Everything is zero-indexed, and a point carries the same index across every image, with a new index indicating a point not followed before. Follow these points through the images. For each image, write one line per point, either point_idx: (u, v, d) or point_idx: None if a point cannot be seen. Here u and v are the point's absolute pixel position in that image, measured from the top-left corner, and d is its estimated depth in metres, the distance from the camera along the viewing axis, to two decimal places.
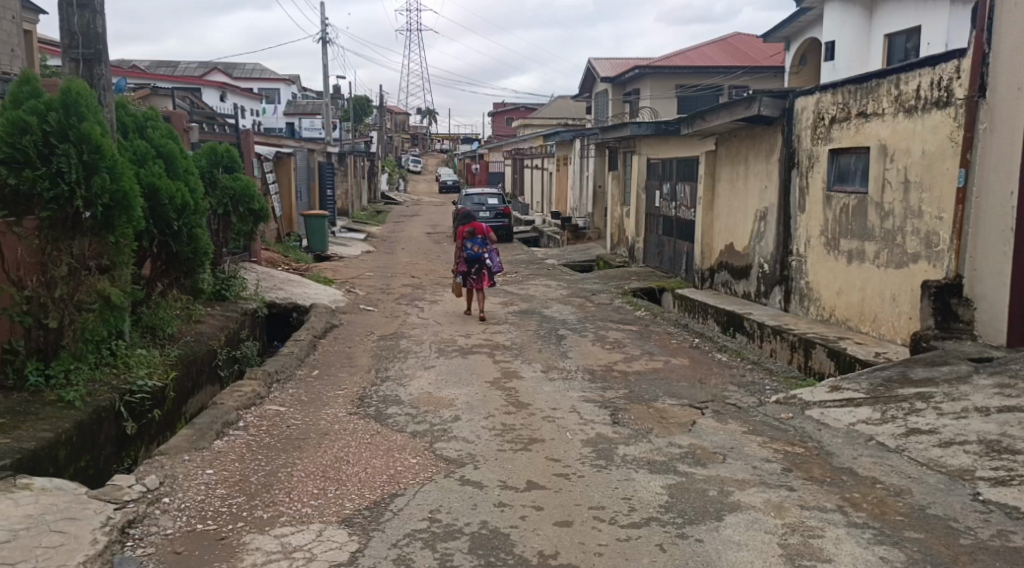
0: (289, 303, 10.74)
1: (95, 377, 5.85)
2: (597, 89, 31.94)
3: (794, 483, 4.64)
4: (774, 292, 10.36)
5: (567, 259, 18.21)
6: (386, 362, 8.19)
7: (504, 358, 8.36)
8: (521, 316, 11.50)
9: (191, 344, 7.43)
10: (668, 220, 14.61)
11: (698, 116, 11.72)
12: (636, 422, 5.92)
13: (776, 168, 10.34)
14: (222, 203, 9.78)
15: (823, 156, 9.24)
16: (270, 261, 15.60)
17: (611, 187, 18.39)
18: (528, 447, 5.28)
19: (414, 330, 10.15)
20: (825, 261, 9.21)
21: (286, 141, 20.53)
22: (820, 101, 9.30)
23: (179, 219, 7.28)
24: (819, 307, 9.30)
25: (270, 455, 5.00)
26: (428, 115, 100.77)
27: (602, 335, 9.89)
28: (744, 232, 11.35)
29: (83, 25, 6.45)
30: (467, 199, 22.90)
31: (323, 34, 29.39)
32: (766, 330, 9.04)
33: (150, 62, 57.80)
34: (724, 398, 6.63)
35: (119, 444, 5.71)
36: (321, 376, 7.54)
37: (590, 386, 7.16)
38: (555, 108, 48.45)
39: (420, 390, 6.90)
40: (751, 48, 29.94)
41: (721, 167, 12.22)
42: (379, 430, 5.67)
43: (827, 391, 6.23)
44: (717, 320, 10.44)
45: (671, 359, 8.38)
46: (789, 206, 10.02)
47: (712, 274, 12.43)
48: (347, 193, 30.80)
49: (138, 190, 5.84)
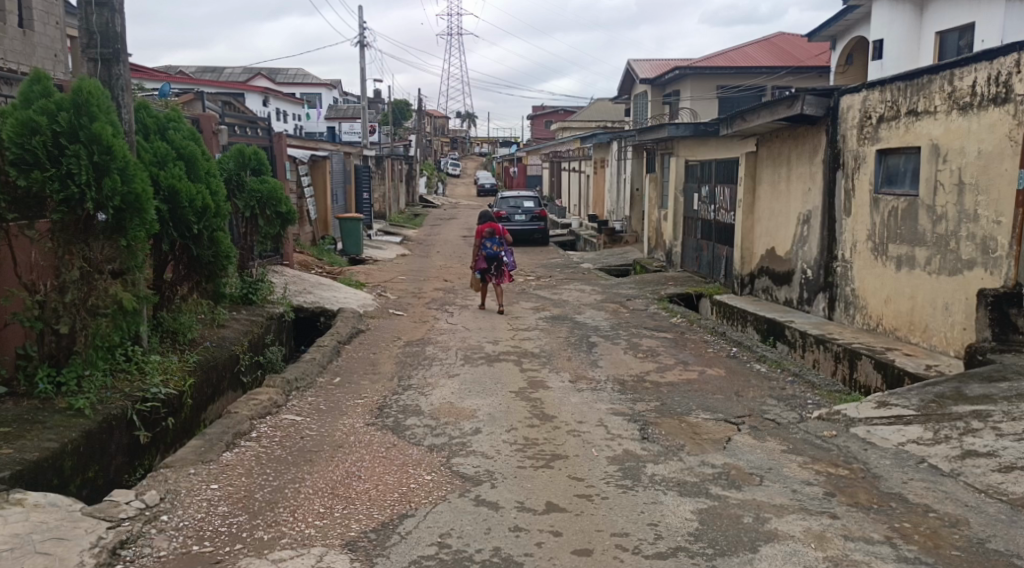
0: (316, 307, 10.58)
1: (108, 384, 5.65)
2: (636, 91, 31.50)
3: (838, 510, 4.27)
4: (818, 299, 9.92)
5: (603, 263, 17.86)
6: (410, 370, 7.96)
7: (532, 366, 8.07)
8: (553, 322, 11.20)
9: (212, 350, 7.26)
10: (706, 223, 14.19)
11: (739, 116, 11.32)
12: (667, 438, 5.58)
13: (820, 169, 9.89)
14: (250, 205, 9.64)
15: (870, 157, 8.79)
16: (303, 264, 15.51)
17: (648, 190, 17.99)
18: (551, 464, 4.98)
19: (442, 336, 9.92)
20: (872, 267, 8.75)
21: (322, 144, 20.46)
22: (867, 99, 8.86)
23: (200, 222, 7.07)
24: (865, 315, 8.85)
25: (279, 469, 4.76)
26: (467, 119, 100.93)
27: (635, 343, 9.55)
28: (786, 236, 10.90)
29: (101, 24, 6.21)
30: (503, 202, 22.64)
31: (362, 38, 29.39)
32: (808, 340, 8.63)
33: (195, 68, 58.73)
34: (761, 412, 6.26)
35: (131, 454, 5.51)
36: (342, 384, 7.34)
37: (620, 398, 6.84)
38: (594, 111, 48.08)
39: (442, 400, 6.65)
40: (794, 48, 29.31)
41: (761, 168, 11.78)
42: (396, 443, 5.42)
43: (874, 407, 5.84)
44: (757, 328, 10.04)
45: (707, 370, 8.02)
46: (834, 209, 9.58)
47: (753, 279, 11.99)
48: (384, 196, 30.78)
49: (151, 193, 5.66)
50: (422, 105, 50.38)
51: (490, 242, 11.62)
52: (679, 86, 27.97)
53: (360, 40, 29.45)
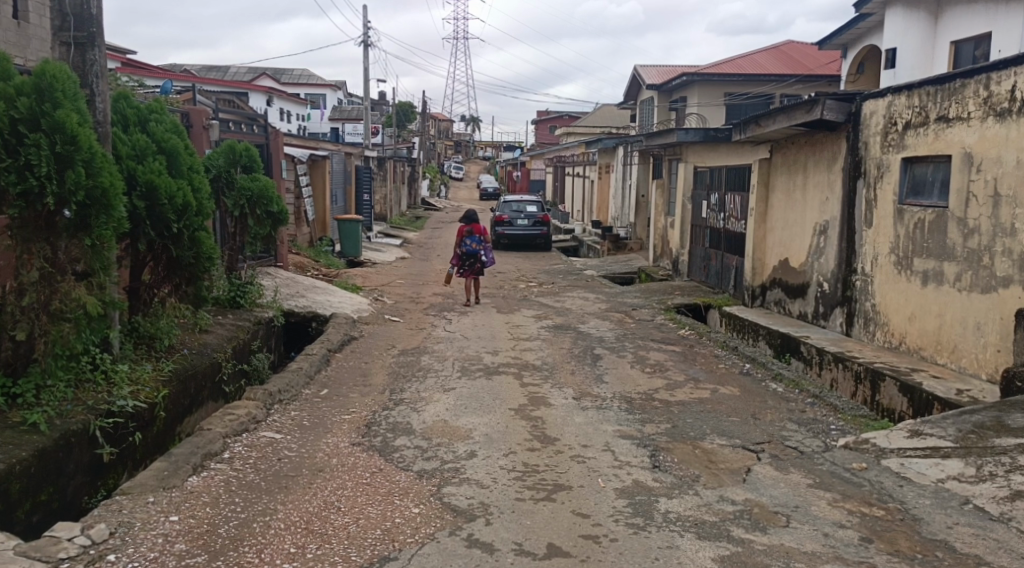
0: (308, 312, 10.10)
1: (71, 395, 5.17)
2: (642, 97, 31.02)
3: (878, 561, 3.79)
4: (835, 314, 9.43)
5: (607, 271, 17.36)
6: (403, 382, 7.47)
7: (533, 382, 7.57)
8: (555, 331, 10.72)
9: (191, 358, 6.80)
10: (715, 232, 13.69)
11: (753, 121, 10.82)
12: (680, 467, 5.09)
13: (840, 178, 9.41)
14: (238, 204, 9.13)
15: (895, 165, 8.30)
16: (299, 266, 15.04)
17: (655, 196, 17.48)
18: (552, 497, 4.48)
19: (439, 344, 9.42)
20: (895, 281, 8.26)
21: (321, 143, 19.96)
22: (892, 104, 8.37)
23: (180, 221, 6.54)
24: (886, 332, 8.37)
25: (250, 498, 4.27)
26: (471, 123, 100.52)
27: (642, 357, 9.06)
28: (801, 247, 10.41)
29: (75, 4, 5.72)
30: (506, 206, 22.15)
31: (366, 37, 28.93)
32: (826, 357, 8.16)
33: (200, 67, 58.39)
34: (782, 439, 5.76)
35: (93, 473, 5.04)
36: (330, 396, 6.85)
37: (627, 418, 6.34)
38: (599, 117, 47.61)
39: (435, 417, 6.15)
40: (804, 56, 28.85)
41: (775, 176, 11.28)
42: (382, 467, 4.93)
43: (906, 437, 5.34)
44: (770, 343, 9.56)
45: (720, 388, 7.53)
46: (854, 219, 9.09)
47: (764, 291, 11.50)
48: (385, 198, 30.29)
49: (121, 188, 5.17)
50: (426, 107, 49.98)
51: (469, 242, 13.22)
52: (686, 92, 27.51)
53: (363, 39, 28.99)
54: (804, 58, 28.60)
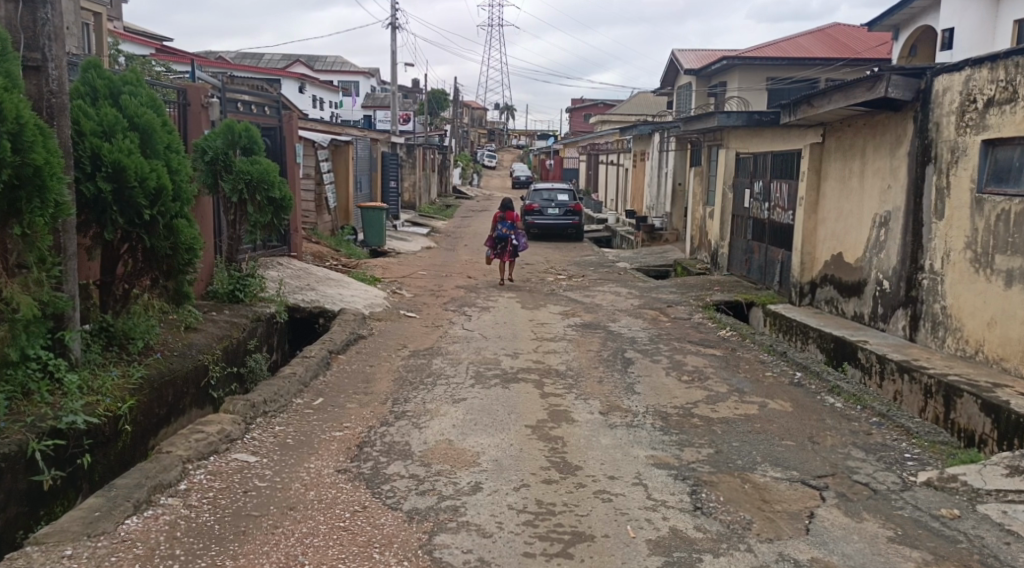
0: (315, 308, 9.32)
1: (6, 410, 4.42)
2: (680, 82, 29.83)
3: None
4: (896, 317, 8.43)
5: (640, 263, 16.40)
6: (409, 390, 6.64)
7: (555, 392, 6.71)
8: (584, 330, 9.81)
9: (168, 361, 6.05)
10: (759, 223, 12.67)
11: (804, 101, 9.78)
12: (727, 510, 4.21)
13: (905, 163, 8.39)
14: (236, 189, 8.28)
15: (974, 148, 7.26)
16: (317, 256, 14.33)
17: (693, 184, 16.45)
18: (570, 553, 3.64)
19: (454, 345, 8.59)
20: (971, 281, 7.24)
21: (344, 128, 19.17)
22: (971, 78, 7.33)
23: (153, 208, 5.73)
24: (959, 339, 7.36)
25: (194, 549, 3.53)
26: (505, 111, 99.13)
27: (678, 362, 8.13)
28: (858, 240, 9.40)
29: None
30: (537, 194, 21.29)
31: (394, 20, 28.08)
32: (889, 367, 7.25)
33: (234, 54, 58.14)
34: (849, 473, 4.83)
35: (32, 502, 4.27)
36: (323, 407, 6.03)
37: (662, 440, 5.45)
38: (635, 104, 46.41)
39: (438, 436, 5.32)
40: (851, 40, 27.45)
41: (828, 161, 10.23)
42: (366, 506, 4.09)
43: (1007, 475, 4.40)
44: (822, 348, 8.61)
45: (768, 402, 6.60)
46: (920, 210, 8.08)
47: (813, 289, 10.48)
48: (414, 185, 29.50)
49: (55, 169, 4.41)
50: (459, 94, 49.10)
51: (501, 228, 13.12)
52: (727, 77, 26.29)
53: (392, 22, 28.15)
54: (851, 42, 27.23)
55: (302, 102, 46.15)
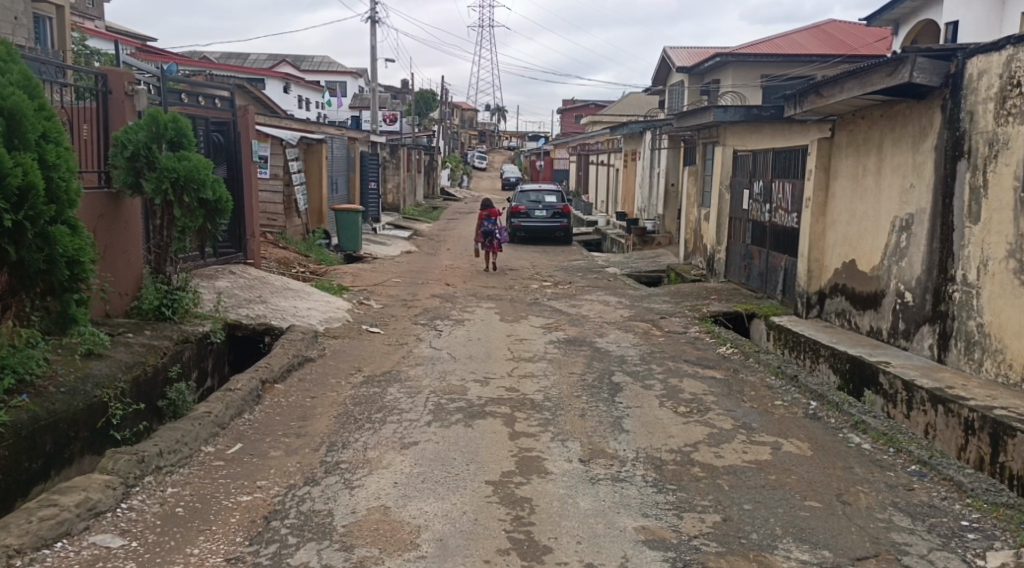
0: (259, 325, 8.18)
1: None
2: (672, 80, 28.80)
3: None
4: (921, 334, 7.36)
5: (631, 268, 15.31)
6: (350, 431, 5.52)
7: (528, 430, 5.61)
8: (567, 348, 8.68)
9: (48, 400, 4.91)
10: (760, 226, 11.58)
11: (812, 91, 8.66)
12: None
13: (931, 159, 7.31)
14: (160, 189, 7.06)
15: (1018, 140, 6.19)
16: (281, 263, 13.16)
17: (687, 185, 15.35)
18: None
19: (417, 368, 7.47)
20: (1015, 296, 6.17)
21: (318, 125, 18.01)
22: (1013, 59, 6.26)
23: (17, 212, 4.61)
24: (1000, 362, 6.30)
25: None
26: (496, 111, 97.89)
27: (674, 388, 7.01)
28: (873, 246, 8.32)
29: None
30: (523, 196, 20.15)
31: (374, 14, 27.00)
32: (917, 396, 6.18)
33: (220, 54, 57.16)
34: (895, 554, 3.78)
35: None
36: (237, 458, 4.87)
37: (655, 499, 4.38)
38: (626, 105, 45.43)
39: (374, 502, 4.20)
40: (847, 36, 26.50)
41: (839, 157, 9.13)
42: None
43: None
44: (835, 369, 7.53)
45: (783, 444, 5.48)
46: (949, 212, 7.02)
47: (822, 300, 9.40)
48: (398, 187, 28.35)
49: None
50: (446, 92, 47.96)
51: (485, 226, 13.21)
52: (720, 75, 25.24)
53: (373, 16, 27.07)
54: (848, 39, 26.27)
55: (288, 103, 45.02)
